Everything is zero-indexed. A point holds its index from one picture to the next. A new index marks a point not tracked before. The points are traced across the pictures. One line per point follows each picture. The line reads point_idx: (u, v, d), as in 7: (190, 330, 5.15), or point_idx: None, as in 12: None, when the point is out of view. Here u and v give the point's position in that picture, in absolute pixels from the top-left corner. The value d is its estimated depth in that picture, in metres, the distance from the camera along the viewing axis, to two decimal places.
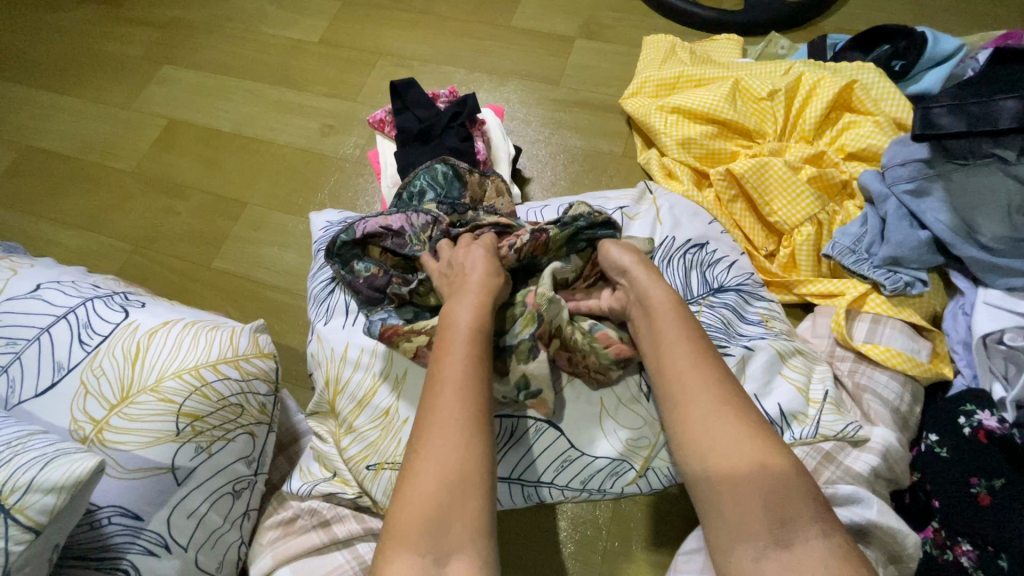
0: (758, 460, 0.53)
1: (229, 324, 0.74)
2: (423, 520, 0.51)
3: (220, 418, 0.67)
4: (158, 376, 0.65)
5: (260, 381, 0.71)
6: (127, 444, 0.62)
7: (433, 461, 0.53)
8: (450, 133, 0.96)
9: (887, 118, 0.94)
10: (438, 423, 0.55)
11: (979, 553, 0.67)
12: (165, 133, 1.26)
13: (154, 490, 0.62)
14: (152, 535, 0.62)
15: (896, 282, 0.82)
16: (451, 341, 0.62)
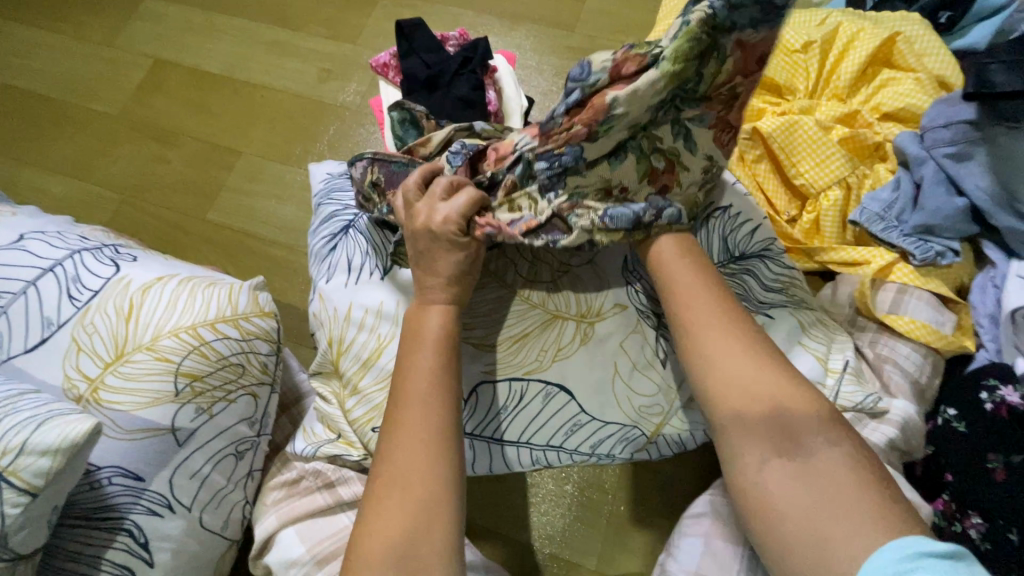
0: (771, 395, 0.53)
1: (226, 280, 0.70)
2: (389, 553, 0.50)
3: (220, 378, 0.64)
4: (154, 334, 0.62)
5: (261, 340, 0.69)
6: (124, 404, 0.59)
7: (401, 487, 0.52)
8: (459, 80, 0.89)
9: (929, 75, 0.88)
10: (405, 447, 0.54)
11: (989, 526, 0.66)
12: (151, 74, 1.18)
13: (155, 451, 0.60)
14: (154, 497, 0.60)
15: (926, 252, 0.78)
16: (414, 355, 0.59)
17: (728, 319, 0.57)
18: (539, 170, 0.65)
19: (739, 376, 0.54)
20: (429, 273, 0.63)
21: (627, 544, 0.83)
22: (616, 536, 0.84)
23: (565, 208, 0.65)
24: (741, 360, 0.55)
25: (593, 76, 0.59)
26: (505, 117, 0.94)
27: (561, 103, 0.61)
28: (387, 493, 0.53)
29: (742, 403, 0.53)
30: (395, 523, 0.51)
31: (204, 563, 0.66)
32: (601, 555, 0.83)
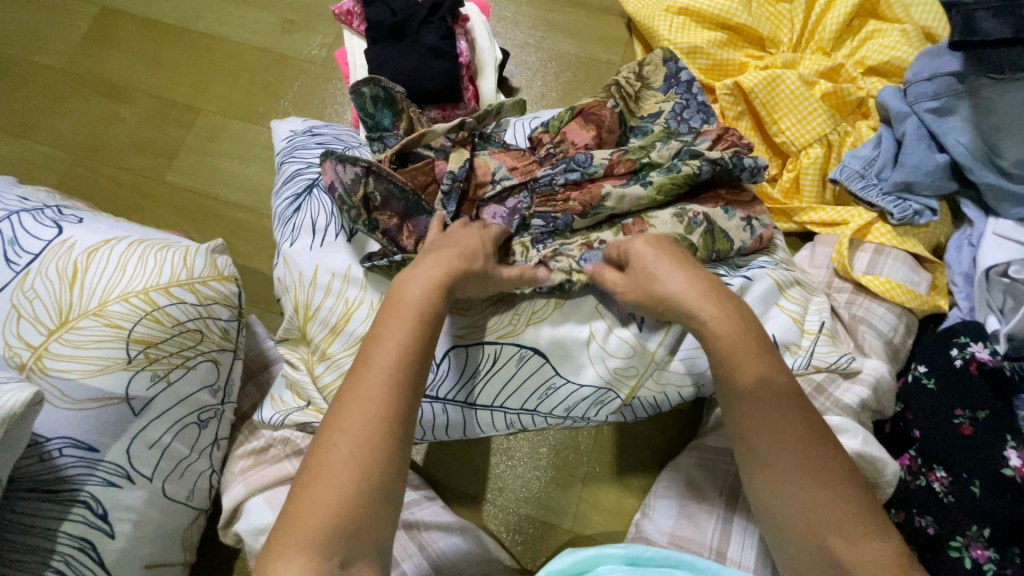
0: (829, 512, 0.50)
1: (181, 242, 0.66)
2: (326, 522, 0.46)
3: (177, 345, 0.61)
4: (102, 299, 0.59)
5: (220, 306, 0.65)
6: (71, 372, 0.56)
7: (347, 463, 0.48)
8: (429, 29, 0.84)
9: (915, 27, 0.85)
10: (359, 423, 0.49)
11: (952, 479, 0.68)
12: (97, 23, 1.09)
13: (109, 420, 0.57)
14: (112, 467, 0.58)
15: (904, 211, 0.77)
16: (396, 318, 0.55)
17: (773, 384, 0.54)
18: (534, 227, 0.70)
19: (762, 399, 0.53)
20: (427, 257, 0.59)
21: (602, 504, 0.84)
22: (590, 497, 0.84)
23: (548, 257, 0.68)
24: (802, 469, 0.51)
25: (595, 166, 0.69)
26: (479, 70, 0.89)
27: (560, 175, 0.69)
28: (331, 466, 0.48)
29: (800, 510, 0.51)
30: (333, 498, 0.47)
31: (170, 532, 0.64)
32: (577, 515, 0.83)
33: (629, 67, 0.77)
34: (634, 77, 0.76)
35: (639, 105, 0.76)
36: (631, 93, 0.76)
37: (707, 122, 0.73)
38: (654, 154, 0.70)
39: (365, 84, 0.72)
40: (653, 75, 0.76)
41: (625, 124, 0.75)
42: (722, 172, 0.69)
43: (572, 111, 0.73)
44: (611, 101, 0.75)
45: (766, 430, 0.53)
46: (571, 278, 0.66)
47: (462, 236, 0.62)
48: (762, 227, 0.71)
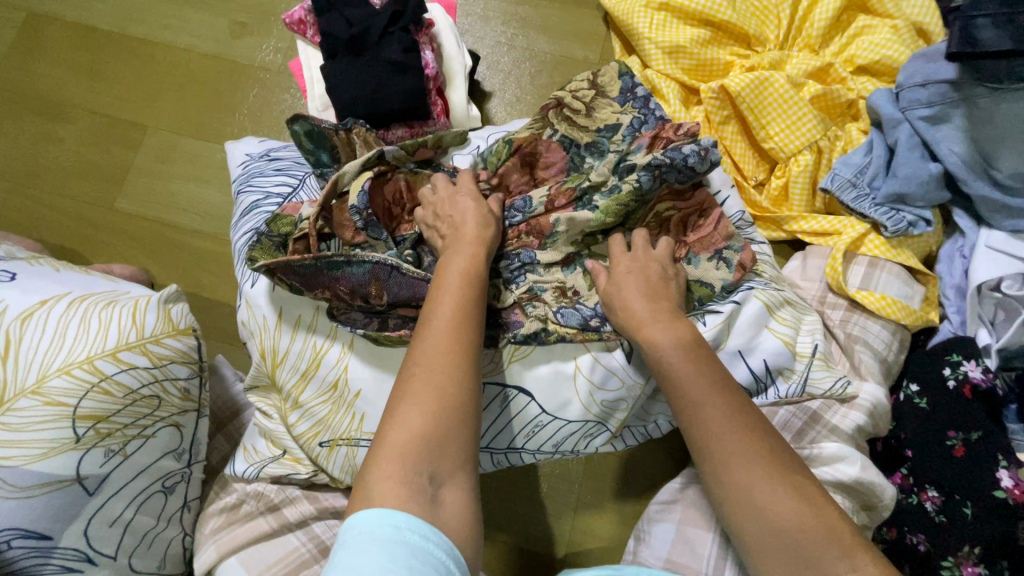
0: (780, 500, 0.51)
1: (129, 296, 0.61)
2: (416, 441, 0.47)
3: (131, 415, 0.57)
4: (39, 375, 0.53)
5: (178, 364, 0.60)
6: (11, 459, 0.51)
7: (428, 389, 0.49)
8: (389, 39, 0.77)
9: (907, 22, 0.80)
10: (432, 358, 0.51)
11: (945, 498, 0.68)
12: (25, 31, 0.99)
13: (60, 506, 0.53)
14: (70, 552, 0.54)
15: (898, 223, 0.74)
16: (446, 278, 0.57)
17: (711, 377, 0.56)
18: (503, 268, 0.67)
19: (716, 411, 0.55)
20: (454, 234, 0.61)
21: (596, 530, 0.82)
22: (583, 522, 0.83)
23: (524, 300, 0.66)
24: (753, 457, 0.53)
25: (535, 206, 0.68)
26: (448, 80, 0.83)
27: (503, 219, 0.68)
28: (412, 394, 0.49)
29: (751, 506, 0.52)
30: (420, 420, 0.48)
31: None
32: (570, 542, 0.82)
33: (581, 82, 0.73)
34: (587, 87, 0.72)
35: (593, 117, 0.71)
36: (580, 109, 0.71)
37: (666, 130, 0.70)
38: (592, 175, 0.67)
39: (295, 122, 0.68)
40: (609, 84, 0.72)
41: (576, 147, 0.70)
42: (668, 172, 0.64)
43: (510, 146, 0.70)
44: (549, 129, 0.70)
45: (711, 417, 0.55)
46: (546, 327, 0.65)
47: (457, 208, 0.63)
48: (736, 253, 0.67)
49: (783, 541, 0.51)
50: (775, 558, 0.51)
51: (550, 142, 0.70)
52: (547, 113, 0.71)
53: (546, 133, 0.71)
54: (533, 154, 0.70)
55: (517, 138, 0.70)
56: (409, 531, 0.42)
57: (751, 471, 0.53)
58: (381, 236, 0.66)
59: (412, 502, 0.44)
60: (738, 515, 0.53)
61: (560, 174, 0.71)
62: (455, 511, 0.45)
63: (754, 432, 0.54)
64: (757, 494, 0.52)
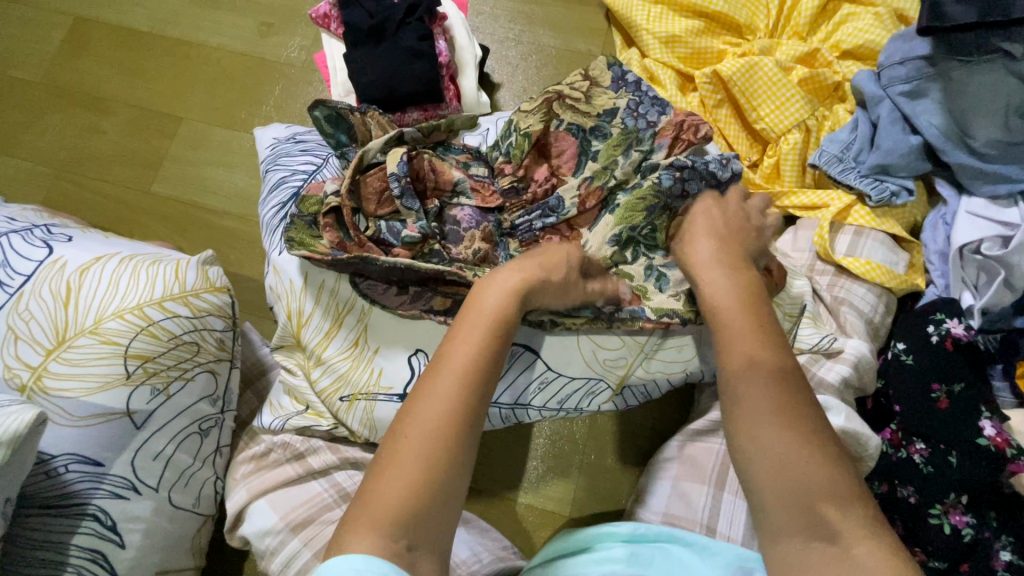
0: (793, 443, 0.48)
1: (171, 256, 0.67)
2: (402, 505, 0.45)
3: (174, 358, 0.63)
4: (97, 317, 0.60)
5: (215, 317, 0.67)
6: (71, 391, 0.58)
7: (426, 449, 0.47)
8: (406, 30, 0.84)
9: (888, 9, 0.86)
10: (436, 413, 0.49)
11: (931, 450, 0.71)
12: (72, 34, 1.08)
13: (111, 435, 0.59)
14: (118, 480, 0.60)
15: (881, 193, 0.79)
16: (473, 324, 0.54)
17: (750, 319, 0.56)
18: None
19: (755, 351, 0.53)
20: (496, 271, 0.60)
21: (599, 491, 0.86)
22: (587, 484, 0.87)
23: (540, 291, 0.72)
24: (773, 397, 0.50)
25: (567, 207, 0.74)
26: (459, 69, 0.89)
27: (538, 220, 0.75)
28: (409, 450, 0.47)
29: (768, 447, 0.49)
30: (411, 480, 0.46)
31: (179, 539, 0.67)
32: (575, 502, 0.86)
33: (574, 74, 0.79)
34: (581, 81, 0.77)
35: (592, 104, 0.76)
36: (580, 97, 0.76)
37: (663, 114, 0.75)
38: (617, 172, 0.73)
39: (315, 108, 0.74)
40: (601, 75, 0.78)
41: (583, 131, 0.76)
42: (691, 176, 0.71)
43: (529, 140, 0.76)
44: (556, 120, 0.76)
45: (740, 362, 0.53)
46: (553, 319, 0.69)
47: (545, 246, 0.65)
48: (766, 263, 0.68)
49: (788, 478, 0.47)
50: (782, 494, 0.47)
51: (559, 132, 0.76)
52: (549, 105, 0.76)
53: (553, 124, 0.77)
54: (547, 144, 0.77)
55: (533, 132, 0.76)
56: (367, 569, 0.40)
57: (768, 412, 0.50)
58: (414, 206, 0.71)
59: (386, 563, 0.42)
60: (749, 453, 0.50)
61: (571, 161, 0.77)
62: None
63: (791, 398, 0.51)
64: (788, 460, 0.48)
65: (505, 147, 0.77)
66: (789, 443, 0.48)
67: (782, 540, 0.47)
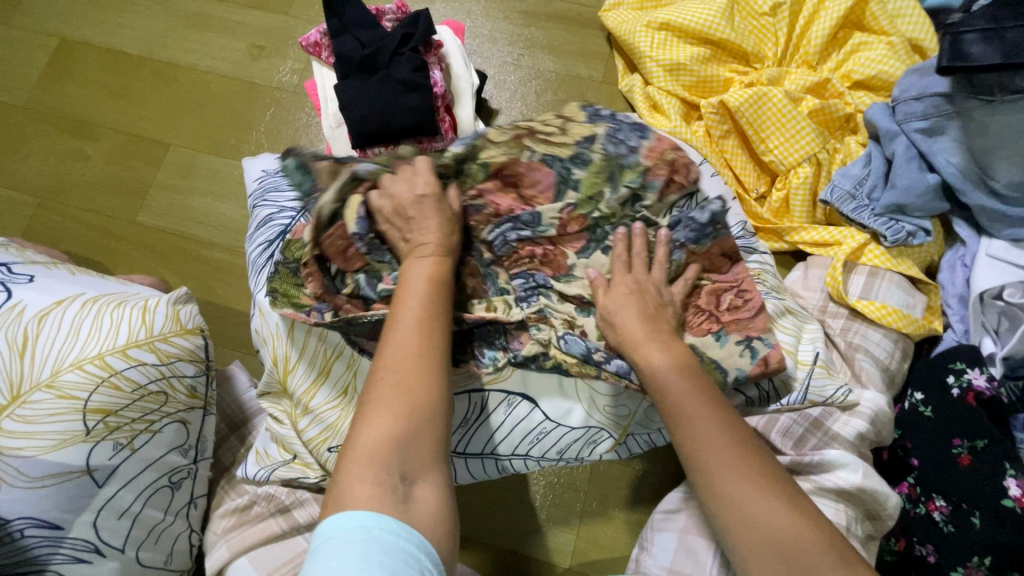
0: (757, 500, 0.53)
1: (139, 296, 0.64)
2: (388, 445, 0.49)
3: (139, 410, 0.59)
4: (54, 369, 0.56)
5: (184, 362, 0.63)
6: (27, 450, 0.54)
7: (397, 396, 0.51)
8: (400, 60, 0.80)
9: (902, 39, 0.83)
10: (399, 364, 0.52)
11: (953, 508, 0.67)
12: (57, 56, 1.05)
13: (71, 495, 0.56)
14: (79, 543, 0.57)
15: (897, 233, 0.76)
16: (411, 287, 0.58)
17: (705, 386, 0.58)
18: (515, 286, 0.68)
19: (716, 425, 0.55)
20: (412, 242, 0.62)
21: (600, 540, 0.82)
22: (587, 533, 0.83)
23: (531, 320, 0.67)
24: (738, 456, 0.55)
25: (546, 225, 0.68)
26: (456, 98, 0.86)
27: (515, 236, 0.68)
28: (383, 398, 0.51)
29: (738, 505, 0.53)
30: (390, 422, 0.49)
31: None
32: (575, 552, 0.82)
33: (549, 114, 0.74)
34: (555, 118, 0.73)
35: (569, 134, 0.71)
36: (554, 131, 0.71)
37: (644, 138, 0.70)
38: (602, 206, 0.68)
39: (285, 157, 0.70)
40: (576, 113, 0.73)
41: (562, 161, 0.70)
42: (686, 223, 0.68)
43: (486, 171, 0.69)
44: (528, 152, 0.70)
45: (706, 435, 0.55)
46: (547, 352, 0.66)
47: (423, 211, 0.63)
48: (767, 348, 0.64)
49: (762, 539, 0.52)
50: (763, 556, 0.52)
51: (532, 161, 0.69)
52: (520, 140, 0.70)
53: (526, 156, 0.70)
54: (518, 176, 0.69)
55: (495, 164, 0.70)
56: (377, 529, 0.43)
57: (740, 480, 0.54)
58: (386, 258, 0.67)
59: (385, 501, 0.45)
60: (730, 519, 0.54)
61: (548, 190, 0.69)
62: (427, 503, 0.47)
63: (752, 449, 0.55)
64: (756, 514, 0.53)
65: (462, 174, 0.70)
66: (756, 498, 0.53)
67: None
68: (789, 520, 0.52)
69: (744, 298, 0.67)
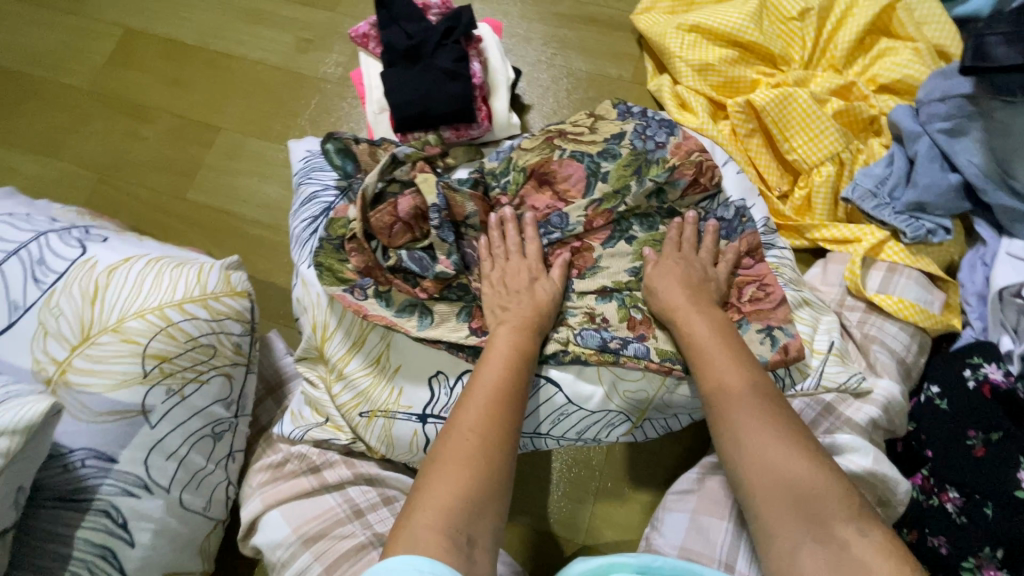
0: (784, 455, 0.55)
1: (196, 260, 0.70)
2: (460, 503, 0.50)
3: (190, 359, 0.65)
4: (119, 315, 0.62)
5: (233, 321, 0.68)
6: (93, 387, 0.60)
7: (474, 458, 0.53)
8: (443, 52, 0.85)
9: (928, 45, 0.85)
10: (481, 427, 0.55)
11: (966, 500, 0.68)
12: (121, 44, 1.12)
13: (126, 432, 0.61)
14: (129, 478, 0.61)
15: (917, 230, 0.78)
16: (500, 356, 0.62)
17: (744, 359, 0.61)
18: None
19: (741, 382, 0.59)
20: (506, 309, 0.67)
21: (614, 520, 0.85)
22: (602, 511, 0.85)
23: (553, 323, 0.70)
24: (769, 418, 0.57)
25: (570, 225, 0.73)
26: (492, 90, 0.90)
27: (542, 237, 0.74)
28: (459, 458, 0.53)
29: (762, 462, 0.55)
30: (465, 481, 0.51)
31: (190, 542, 0.67)
32: (589, 530, 0.85)
33: (580, 114, 0.81)
34: (585, 118, 0.80)
35: (597, 132, 0.77)
36: (582, 131, 0.78)
37: (672, 135, 0.76)
38: (627, 199, 0.73)
39: (327, 141, 0.80)
40: (606, 113, 0.80)
41: (589, 156, 0.76)
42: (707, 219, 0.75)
43: (525, 172, 0.76)
44: (558, 150, 0.77)
45: (736, 396, 0.59)
46: (565, 349, 0.68)
47: (522, 287, 0.69)
48: (787, 337, 0.67)
49: (781, 487, 0.54)
50: (782, 508, 0.53)
51: (562, 159, 0.76)
52: (551, 141, 0.78)
53: (555, 154, 0.77)
54: (550, 172, 0.76)
55: (530, 164, 0.76)
56: (432, 574, 0.43)
57: (766, 438, 0.56)
58: (448, 238, 0.71)
59: (451, 552, 0.47)
60: (753, 473, 0.55)
61: (580, 183, 0.75)
62: (484, 568, 0.48)
63: (781, 412, 0.58)
64: (778, 470, 0.54)
65: (502, 181, 0.77)
66: (778, 452, 0.55)
67: (778, 547, 0.52)
68: (814, 493, 0.52)
69: (766, 291, 0.70)
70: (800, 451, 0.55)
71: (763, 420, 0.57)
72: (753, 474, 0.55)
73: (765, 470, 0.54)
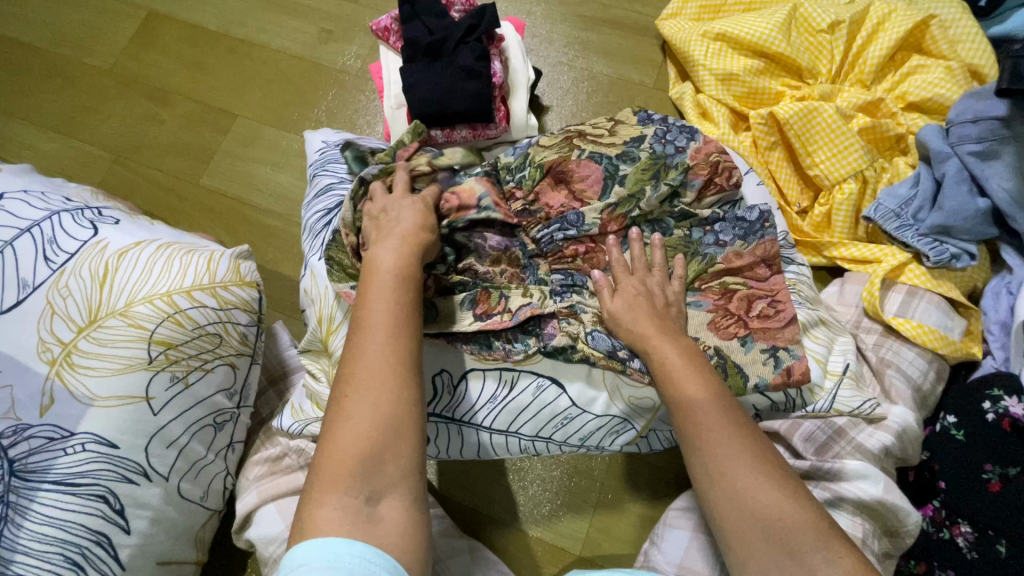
0: (759, 487, 0.52)
1: (206, 246, 0.70)
2: (353, 462, 0.47)
3: (196, 347, 0.64)
4: (128, 300, 0.62)
5: (240, 311, 0.68)
6: (97, 370, 0.60)
7: (361, 411, 0.49)
8: (464, 49, 0.84)
9: (961, 64, 0.83)
10: (366, 374, 0.51)
11: (978, 535, 0.66)
12: (143, 27, 1.13)
13: (129, 419, 0.60)
14: (129, 464, 0.61)
15: (941, 254, 0.75)
16: (376, 285, 0.55)
17: (706, 381, 0.58)
18: (553, 280, 0.71)
19: (706, 404, 0.56)
20: (381, 232, 0.60)
21: (612, 532, 0.83)
22: (600, 523, 0.84)
23: (562, 314, 0.69)
24: (744, 452, 0.54)
25: (587, 224, 0.72)
26: (511, 90, 0.89)
27: (557, 234, 0.72)
28: (347, 414, 0.49)
29: (738, 497, 0.52)
30: (356, 437, 0.48)
31: (185, 531, 0.66)
32: (586, 541, 0.83)
33: (600, 118, 0.80)
34: (604, 121, 0.78)
35: (617, 135, 0.76)
36: (602, 133, 0.77)
37: (692, 140, 0.75)
38: (643, 204, 0.72)
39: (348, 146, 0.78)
40: (626, 118, 0.78)
41: (607, 158, 0.74)
42: (723, 228, 0.72)
43: (542, 169, 0.74)
44: (578, 150, 0.75)
45: (714, 436, 0.55)
46: (574, 345, 0.67)
47: (399, 210, 0.62)
48: (791, 359, 0.65)
49: (751, 516, 0.51)
50: (755, 544, 0.51)
51: (581, 159, 0.74)
52: (570, 141, 0.76)
53: (574, 154, 0.75)
54: (567, 172, 0.74)
55: (547, 161, 0.75)
56: (347, 554, 0.43)
57: (740, 472, 0.53)
58: None
59: (346, 523, 0.45)
60: (729, 512, 0.52)
61: (596, 185, 0.73)
62: (394, 523, 0.46)
63: (757, 443, 0.55)
64: (753, 505, 0.52)
65: (517, 176, 0.75)
66: (753, 483, 0.52)
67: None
68: (792, 525, 0.50)
69: (777, 308, 0.68)
70: (773, 482, 0.52)
71: (744, 457, 0.54)
72: (729, 511, 0.52)
73: (738, 503, 0.52)
